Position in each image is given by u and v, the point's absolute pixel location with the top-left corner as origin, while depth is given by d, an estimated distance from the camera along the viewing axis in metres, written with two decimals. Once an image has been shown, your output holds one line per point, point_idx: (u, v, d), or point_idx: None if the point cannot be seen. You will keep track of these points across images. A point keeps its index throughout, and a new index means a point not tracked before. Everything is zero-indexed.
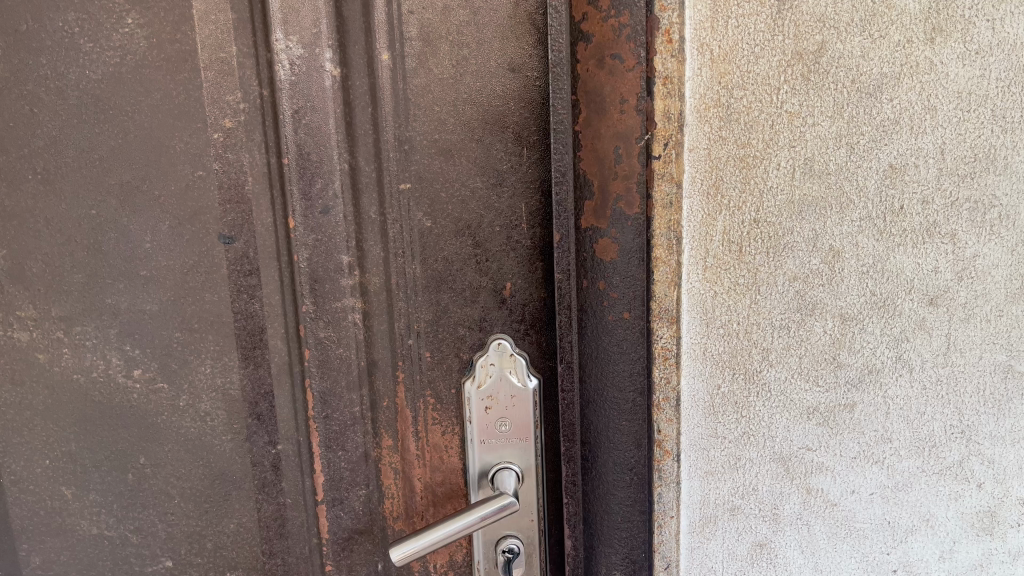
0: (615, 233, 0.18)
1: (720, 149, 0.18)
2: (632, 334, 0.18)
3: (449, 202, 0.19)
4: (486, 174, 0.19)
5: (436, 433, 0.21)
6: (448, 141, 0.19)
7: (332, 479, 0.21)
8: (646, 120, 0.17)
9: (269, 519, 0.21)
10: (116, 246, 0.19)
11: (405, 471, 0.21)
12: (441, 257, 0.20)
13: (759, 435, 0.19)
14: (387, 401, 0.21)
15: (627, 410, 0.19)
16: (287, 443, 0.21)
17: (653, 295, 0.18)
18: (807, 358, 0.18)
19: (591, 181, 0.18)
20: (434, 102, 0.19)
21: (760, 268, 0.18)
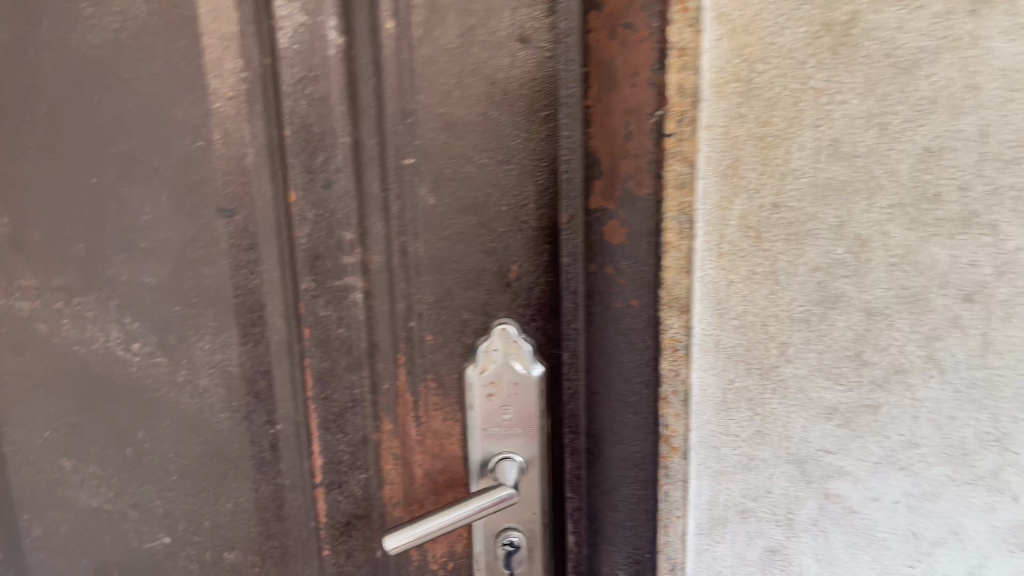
0: (624, 215, 0.17)
1: (739, 127, 0.16)
2: (640, 322, 0.18)
3: (455, 179, 0.19)
4: (494, 152, 0.18)
5: (436, 419, 0.20)
6: (453, 115, 0.18)
7: (331, 462, 0.21)
8: (658, 94, 0.16)
9: (267, 499, 0.21)
10: (117, 217, 0.19)
11: (405, 457, 0.20)
12: (446, 237, 0.19)
13: (773, 435, 0.18)
14: (387, 384, 0.20)
15: (633, 401, 0.18)
16: (286, 423, 0.20)
17: (663, 284, 0.17)
18: (829, 354, 0.17)
19: (601, 160, 0.17)
20: (440, 73, 0.18)
21: (780, 257, 0.16)
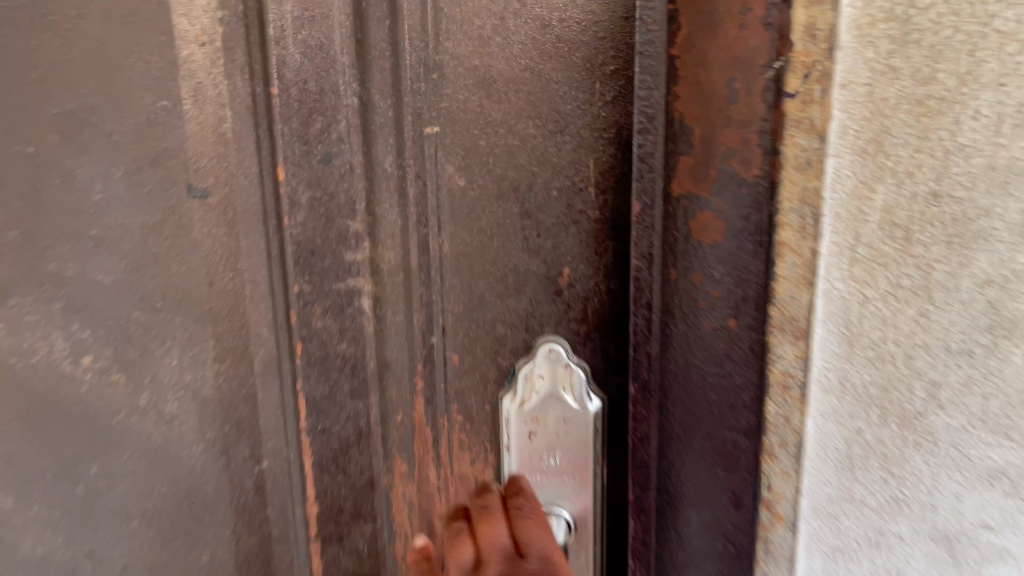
0: (721, 205, 0.13)
1: (886, 88, 0.11)
2: (737, 351, 0.13)
3: (490, 152, 0.14)
4: (545, 116, 0.14)
5: (464, 462, 0.16)
6: (492, 65, 0.14)
7: (330, 510, 0.17)
8: (778, 37, 0.11)
9: (250, 549, 0.17)
10: (60, 194, 0.15)
11: (421, 508, 0.17)
12: (478, 229, 0.15)
13: (913, 505, 0.12)
14: (400, 416, 0.17)
15: (724, 453, 0.13)
16: (274, 458, 0.17)
17: (773, 297, 0.12)
18: (1001, 400, 0.11)
19: (691, 129, 0.13)
20: (475, 10, 0.14)
21: (936, 265, 0.11)
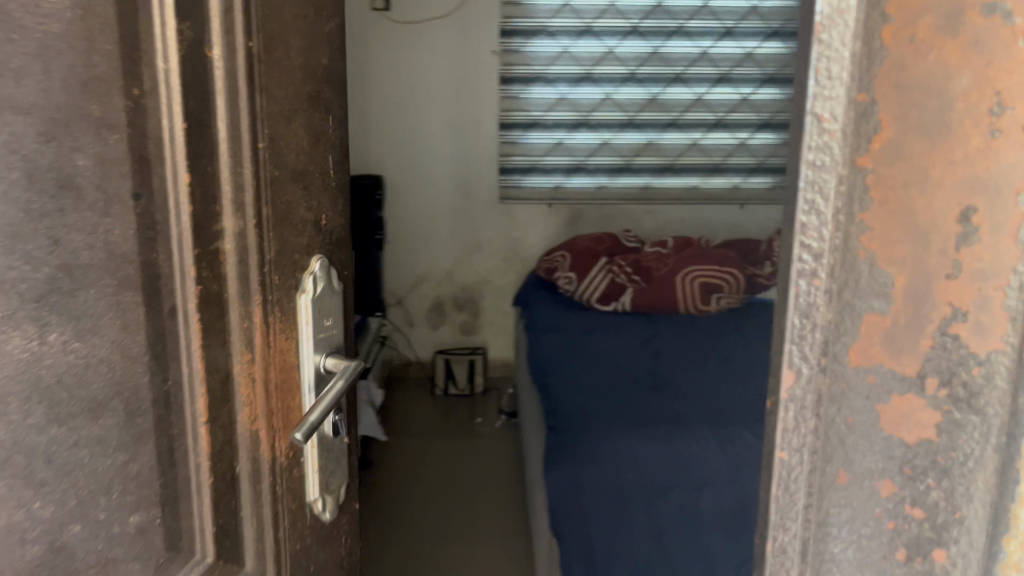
0: (899, 362, 0.45)
1: (943, 321, 0.44)
2: (881, 488, 0.46)
3: (292, 238, 0.60)
4: (295, 220, 0.60)
5: (274, 394, 0.60)
6: (295, 211, 0.60)
7: (206, 395, 0.55)
8: (926, 309, 0.44)
9: (150, 404, 0.52)
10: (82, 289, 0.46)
11: (263, 421, 0.59)
12: (287, 255, 0.59)
13: (920, 532, 0.47)
14: (232, 380, 0.57)
15: (856, 540, 0.48)
16: (171, 367, 0.53)
17: (892, 460, 0.46)
18: (957, 497, 0.46)
19: (878, 340, 0.45)
20: (282, 194, 0.58)
21: (944, 447, 0.45)
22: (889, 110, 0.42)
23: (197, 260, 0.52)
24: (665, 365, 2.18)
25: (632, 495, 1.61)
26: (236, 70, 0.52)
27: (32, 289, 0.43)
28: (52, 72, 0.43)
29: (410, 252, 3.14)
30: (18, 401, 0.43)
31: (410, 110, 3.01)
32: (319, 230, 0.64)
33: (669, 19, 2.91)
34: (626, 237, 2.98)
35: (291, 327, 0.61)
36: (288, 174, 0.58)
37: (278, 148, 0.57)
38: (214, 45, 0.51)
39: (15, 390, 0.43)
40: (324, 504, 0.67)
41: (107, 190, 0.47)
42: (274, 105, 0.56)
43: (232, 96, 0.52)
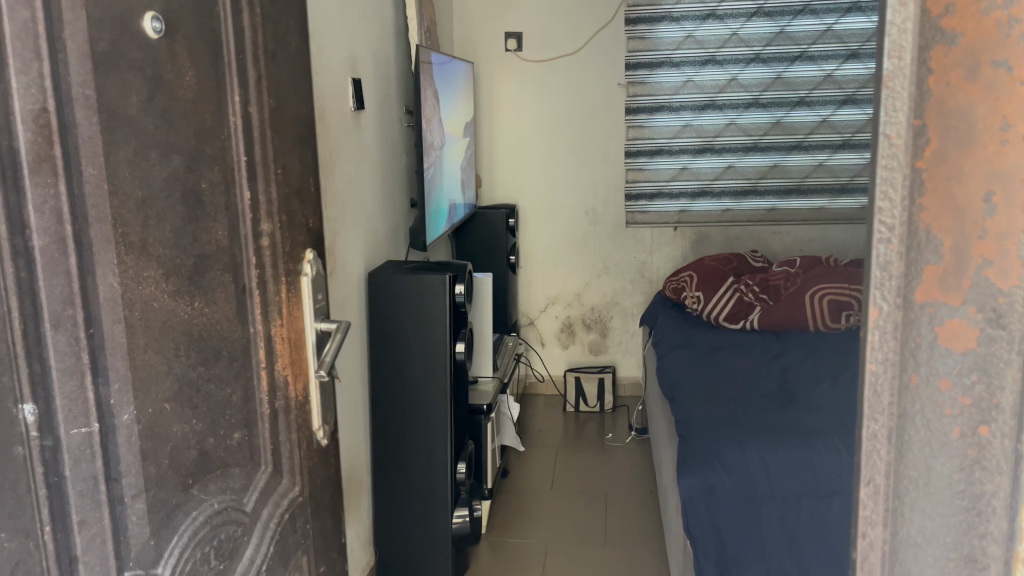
0: (961, 306, 0.37)
1: (1003, 265, 0.36)
2: (963, 429, 0.38)
3: (301, 224, 0.79)
4: (302, 210, 0.79)
5: (297, 345, 0.78)
6: (302, 204, 0.79)
7: (266, 348, 0.73)
8: (981, 246, 0.37)
9: (241, 353, 0.70)
10: (205, 266, 0.65)
11: (293, 366, 0.77)
12: (299, 237, 0.78)
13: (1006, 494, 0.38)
14: (280, 336, 0.75)
15: (931, 481, 0.39)
16: (250, 326, 0.71)
17: (978, 396, 0.38)
18: None
19: (940, 275, 0.37)
20: (293, 192, 0.77)
21: None
22: (933, 126, 0.37)
23: (261, 242, 0.71)
24: (794, 380, 2.24)
25: (764, 499, 1.71)
26: (266, 100, 0.71)
27: (186, 269, 0.62)
28: (188, 114, 0.62)
29: (540, 275, 3.32)
30: (177, 348, 0.61)
31: (541, 142, 3.21)
32: (314, 225, 0.82)
33: (791, 45, 2.99)
34: (753, 257, 3.04)
35: (300, 300, 0.78)
36: (295, 176, 0.78)
37: (290, 156, 0.76)
38: (255, 80, 0.70)
39: (179, 339, 0.62)
40: (325, 438, 0.83)
41: (219, 197, 0.66)
42: (281, 132, 0.74)
43: (268, 116, 0.72)
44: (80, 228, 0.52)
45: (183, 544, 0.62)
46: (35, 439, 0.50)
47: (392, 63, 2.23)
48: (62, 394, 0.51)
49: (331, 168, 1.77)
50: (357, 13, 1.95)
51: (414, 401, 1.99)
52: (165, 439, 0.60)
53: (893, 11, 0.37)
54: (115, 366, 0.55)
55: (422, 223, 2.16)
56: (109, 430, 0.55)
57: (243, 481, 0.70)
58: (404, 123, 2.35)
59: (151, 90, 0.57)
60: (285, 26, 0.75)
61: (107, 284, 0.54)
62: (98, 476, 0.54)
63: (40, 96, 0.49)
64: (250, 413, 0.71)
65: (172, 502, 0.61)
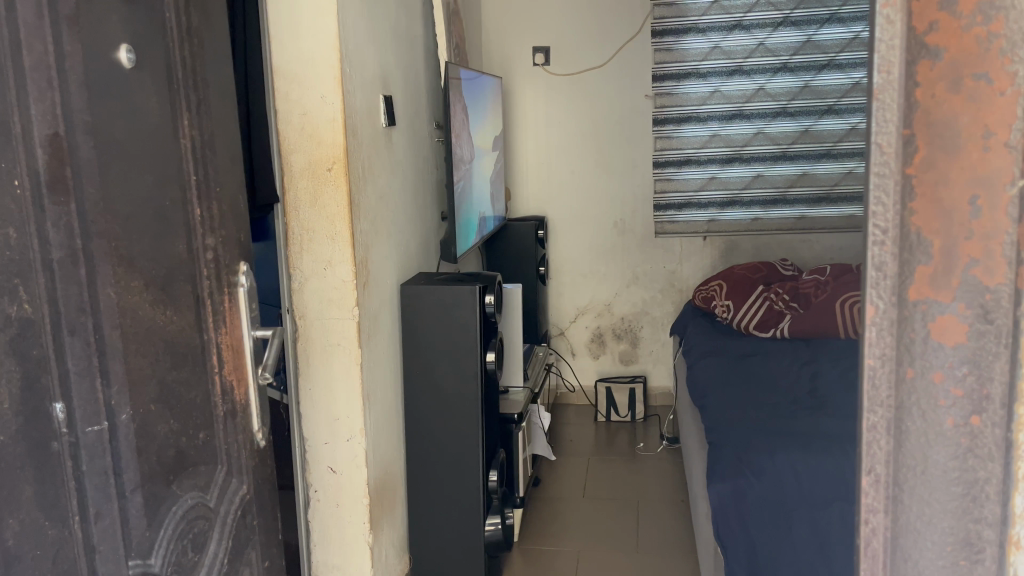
0: (953, 303, 0.40)
1: (983, 263, 0.39)
2: (962, 413, 0.41)
3: (227, 241, 1.02)
4: (226, 227, 1.02)
5: (234, 346, 1.01)
6: (227, 224, 1.02)
7: (212, 350, 0.96)
8: (968, 246, 0.39)
9: (199, 357, 0.94)
10: (173, 294, 0.89)
11: (233, 362, 1.00)
12: (227, 253, 1.02)
13: (996, 476, 0.41)
14: (222, 341, 0.98)
15: (929, 469, 0.41)
16: (203, 335, 0.95)
17: (970, 384, 0.40)
18: None
19: (932, 275, 0.40)
20: (220, 215, 1.00)
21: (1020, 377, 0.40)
22: (923, 135, 0.39)
23: (201, 267, 0.95)
24: (825, 387, 2.26)
25: (793, 506, 1.72)
26: (195, 145, 0.94)
27: (154, 292, 0.86)
28: (154, 177, 0.86)
29: (571, 286, 3.34)
30: (154, 358, 0.85)
31: (568, 150, 3.23)
32: (242, 241, 1.06)
33: (819, 53, 3.00)
34: (784, 265, 3.04)
35: (235, 312, 1.01)
36: (221, 203, 1.01)
37: (214, 184, 0.99)
38: (189, 135, 0.93)
39: (156, 348, 0.86)
40: (261, 436, 1.07)
41: (176, 240, 0.90)
42: (218, 173, 0.99)
43: (196, 161, 0.94)
44: (87, 244, 0.75)
45: (166, 534, 0.86)
46: (65, 435, 0.72)
47: (423, 79, 2.29)
48: (78, 396, 0.74)
49: (364, 183, 1.83)
50: (388, 31, 2.01)
51: (442, 410, 2.04)
52: (152, 435, 0.84)
53: (880, 28, 0.40)
54: (115, 373, 0.78)
55: (453, 235, 2.21)
56: (114, 427, 0.78)
57: (206, 478, 0.95)
58: (435, 137, 2.41)
59: (128, 128, 0.81)
60: (206, 87, 0.97)
61: (106, 296, 0.77)
62: (108, 471, 0.77)
63: (51, 123, 0.70)
64: (210, 413, 0.95)
65: (158, 492, 0.85)
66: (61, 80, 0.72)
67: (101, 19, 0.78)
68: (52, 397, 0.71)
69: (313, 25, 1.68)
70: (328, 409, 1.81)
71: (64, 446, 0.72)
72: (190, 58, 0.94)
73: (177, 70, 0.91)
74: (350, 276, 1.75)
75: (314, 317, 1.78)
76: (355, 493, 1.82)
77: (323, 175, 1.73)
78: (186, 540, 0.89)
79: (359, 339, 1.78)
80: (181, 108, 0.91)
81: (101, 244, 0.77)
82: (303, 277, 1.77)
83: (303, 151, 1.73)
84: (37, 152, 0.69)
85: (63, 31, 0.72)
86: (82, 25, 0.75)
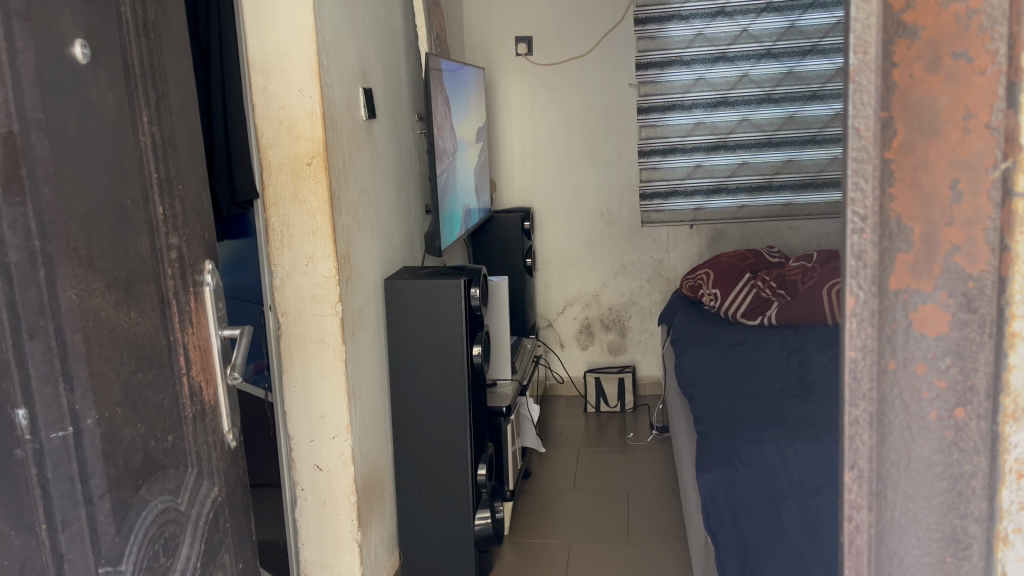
0: (934, 290, 0.39)
1: (966, 248, 0.38)
2: (946, 403, 0.39)
3: (194, 239, 1.06)
4: (189, 225, 1.05)
5: (201, 345, 1.04)
6: (190, 222, 1.05)
7: (180, 348, 0.99)
8: (948, 232, 0.38)
9: (167, 356, 0.96)
10: (139, 295, 0.91)
11: (200, 358, 1.04)
12: (194, 252, 1.06)
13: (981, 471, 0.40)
14: (189, 340, 1.01)
15: (909, 465, 0.40)
16: (173, 333, 0.98)
17: (954, 376, 0.39)
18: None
19: (917, 263, 0.38)
20: (184, 214, 1.03)
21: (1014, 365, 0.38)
22: (901, 118, 0.38)
23: (166, 267, 0.98)
24: (813, 373, 2.26)
25: (783, 494, 1.73)
26: (153, 145, 0.97)
27: (121, 293, 0.88)
28: (114, 181, 0.87)
29: (558, 277, 3.32)
30: (121, 359, 0.87)
31: (552, 138, 3.21)
32: (205, 240, 1.10)
33: (802, 39, 2.99)
34: (770, 252, 3.03)
35: (201, 312, 1.05)
36: (183, 202, 1.04)
37: (174, 182, 1.01)
38: (147, 135, 0.95)
39: (122, 349, 0.87)
40: (232, 436, 1.11)
41: (139, 241, 0.92)
42: (178, 169, 1.03)
43: (153, 160, 0.97)
44: (45, 245, 0.75)
45: (137, 540, 0.87)
46: (29, 442, 0.72)
47: (403, 70, 2.26)
48: (40, 402, 0.73)
49: (345, 177, 1.80)
50: (367, 23, 1.98)
51: (429, 404, 2.02)
52: (119, 439, 0.85)
53: (855, 6, 0.37)
54: (78, 378, 0.79)
55: (437, 229, 2.18)
56: (81, 432, 0.78)
57: (175, 481, 0.97)
58: (417, 130, 2.38)
59: (83, 125, 0.82)
60: (164, 89, 1.00)
61: (68, 298, 0.78)
62: (74, 479, 0.77)
63: (7, 122, 0.71)
64: (178, 416, 0.98)
65: (127, 498, 0.86)
66: (14, 79, 0.72)
67: (54, 15, 0.79)
68: (14, 404, 0.71)
69: (290, 19, 1.66)
70: (313, 407, 1.79)
71: (28, 453, 0.72)
72: (142, 60, 0.95)
73: (136, 65, 0.94)
74: (331, 272, 1.73)
75: (295, 315, 1.76)
76: (342, 490, 1.80)
77: (303, 169, 1.71)
78: (157, 545, 0.91)
79: (342, 335, 1.76)
80: (141, 105, 0.94)
81: (58, 245, 0.77)
82: (286, 274, 1.75)
83: (281, 146, 1.71)
84: None
85: (17, 28, 0.73)
86: (36, 23, 0.76)
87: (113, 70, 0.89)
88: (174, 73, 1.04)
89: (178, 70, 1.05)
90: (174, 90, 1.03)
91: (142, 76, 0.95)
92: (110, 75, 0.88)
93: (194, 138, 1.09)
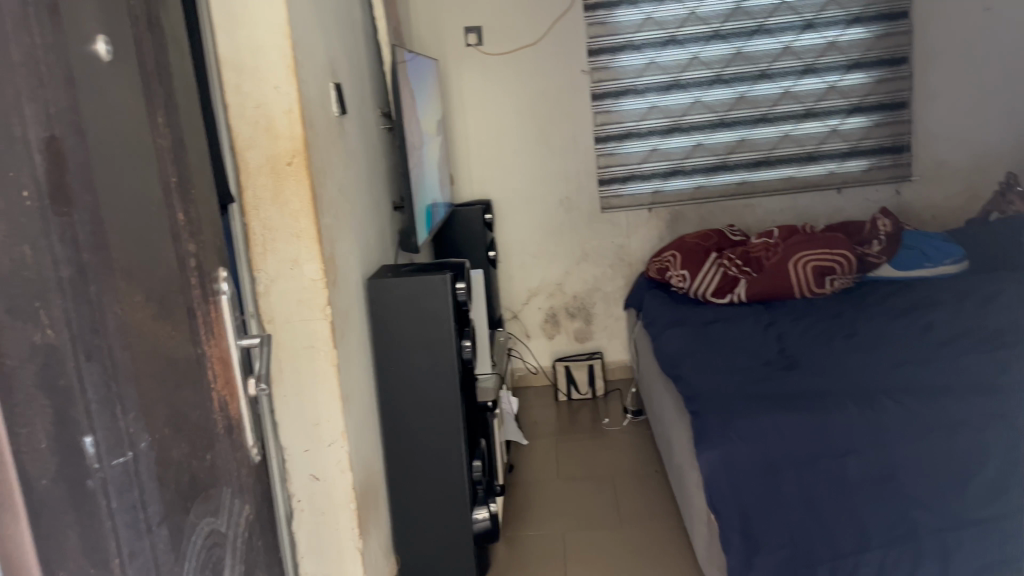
0: None
1: None
2: None
3: (207, 245, 1.00)
4: (203, 230, 0.99)
5: (224, 357, 0.99)
6: (203, 227, 0.99)
7: (207, 361, 0.93)
8: None
9: (198, 369, 0.91)
10: (171, 305, 0.85)
11: (224, 371, 0.98)
12: (210, 259, 1.00)
13: None
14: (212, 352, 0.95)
15: None
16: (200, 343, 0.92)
17: None
18: None
19: None
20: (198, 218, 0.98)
21: None
22: None
23: (189, 276, 0.92)
24: (792, 347, 2.30)
25: (780, 464, 1.75)
26: (167, 147, 0.90)
27: (157, 304, 0.82)
28: (139, 187, 0.81)
29: (520, 268, 3.30)
30: (164, 377, 0.81)
31: (506, 129, 3.17)
32: (217, 246, 1.04)
33: (749, 19, 3.05)
34: (731, 230, 3.08)
35: (221, 322, 0.99)
36: (197, 206, 0.98)
37: (188, 186, 0.95)
38: (162, 137, 0.89)
39: (163, 366, 0.82)
40: (257, 451, 1.06)
41: (166, 251, 0.86)
42: (190, 172, 0.97)
43: (169, 163, 0.90)
44: (91, 258, 0.69)
45: (191, 567, 0.82)
46: (97, 471, 0.66)
47: (365, 63, 2.20)
48: (102, 427, 0.68)
49: (324, 176, 1.74)
50: (331, 15, 1.92)
51: (419, 403, 1.98)
52: (169, 461, 0.79)
53: None
54: (130, 399, 0.73)
55: (412, 225, 2.14)
56: (137, 456, 0.73)
57: (215, 502, 0.91)
58: (381, 125, 2.32)
59: (110, 128, 0.76)
60: (171, 87, 0.94)
61: (114, 314, 0.72)
62: (137, 508, 0.72)
63: (48, 126, 0.65)
64: (212, 432, 0.92)
65: (180, 523, 0.80)
66: (51, 79, 0.66)
67: (77, 8, 0.72)
68: (82, 431, 0.65)
69: (261, 12, 1.59)
70: (307, 415, 1.72)
71: (97, 484, 0.66)
72: (151, 56, 0.89)
73: (147, 63, 0.88)
74: (318, 275, 1.67)
75: (283, 321, 1.69)
76: (342, 497, 1.75)
77: (284, 170, 1.65)
78: (207, 570, 0.85)
79: (333, 339, 1.70)
80: (155, 104, 0.88)
81: (102, 258, 0.71)
82: (269, 279, 1.68)
83: (259, 147, 1.63)
84: (38, 159, 0.63)
85: (48, 22, 0.67)
86: (64, 18, 0.70)
87: (129, 67, 0.83)
88: (178, 69, 0.97)
89: (181, 66, 0.99)
90: (179, 87, 0.97)
91: (153, 73, 0.89)
92: (128, 73, 0.82)
93: (199, 137, 1.02)
